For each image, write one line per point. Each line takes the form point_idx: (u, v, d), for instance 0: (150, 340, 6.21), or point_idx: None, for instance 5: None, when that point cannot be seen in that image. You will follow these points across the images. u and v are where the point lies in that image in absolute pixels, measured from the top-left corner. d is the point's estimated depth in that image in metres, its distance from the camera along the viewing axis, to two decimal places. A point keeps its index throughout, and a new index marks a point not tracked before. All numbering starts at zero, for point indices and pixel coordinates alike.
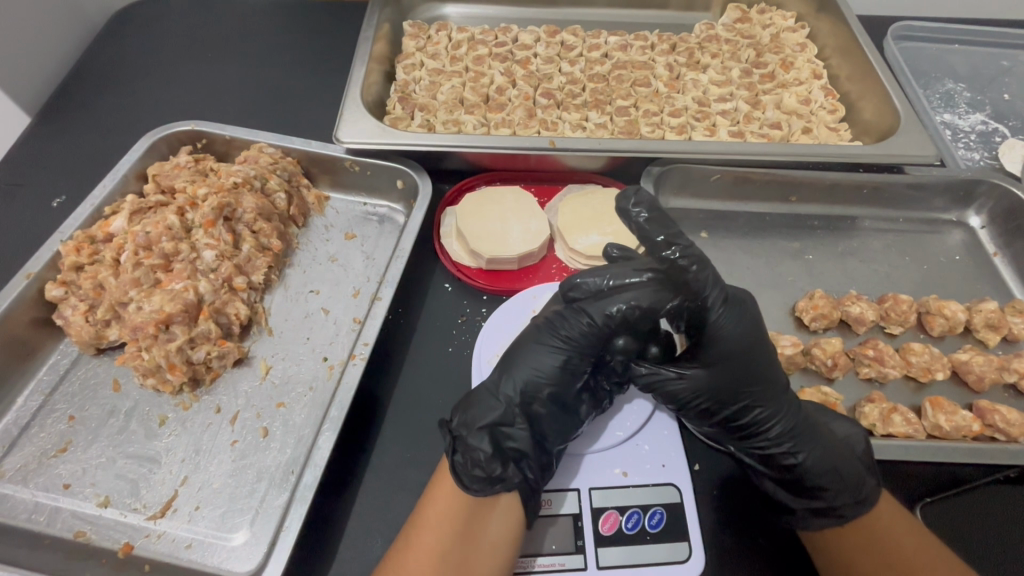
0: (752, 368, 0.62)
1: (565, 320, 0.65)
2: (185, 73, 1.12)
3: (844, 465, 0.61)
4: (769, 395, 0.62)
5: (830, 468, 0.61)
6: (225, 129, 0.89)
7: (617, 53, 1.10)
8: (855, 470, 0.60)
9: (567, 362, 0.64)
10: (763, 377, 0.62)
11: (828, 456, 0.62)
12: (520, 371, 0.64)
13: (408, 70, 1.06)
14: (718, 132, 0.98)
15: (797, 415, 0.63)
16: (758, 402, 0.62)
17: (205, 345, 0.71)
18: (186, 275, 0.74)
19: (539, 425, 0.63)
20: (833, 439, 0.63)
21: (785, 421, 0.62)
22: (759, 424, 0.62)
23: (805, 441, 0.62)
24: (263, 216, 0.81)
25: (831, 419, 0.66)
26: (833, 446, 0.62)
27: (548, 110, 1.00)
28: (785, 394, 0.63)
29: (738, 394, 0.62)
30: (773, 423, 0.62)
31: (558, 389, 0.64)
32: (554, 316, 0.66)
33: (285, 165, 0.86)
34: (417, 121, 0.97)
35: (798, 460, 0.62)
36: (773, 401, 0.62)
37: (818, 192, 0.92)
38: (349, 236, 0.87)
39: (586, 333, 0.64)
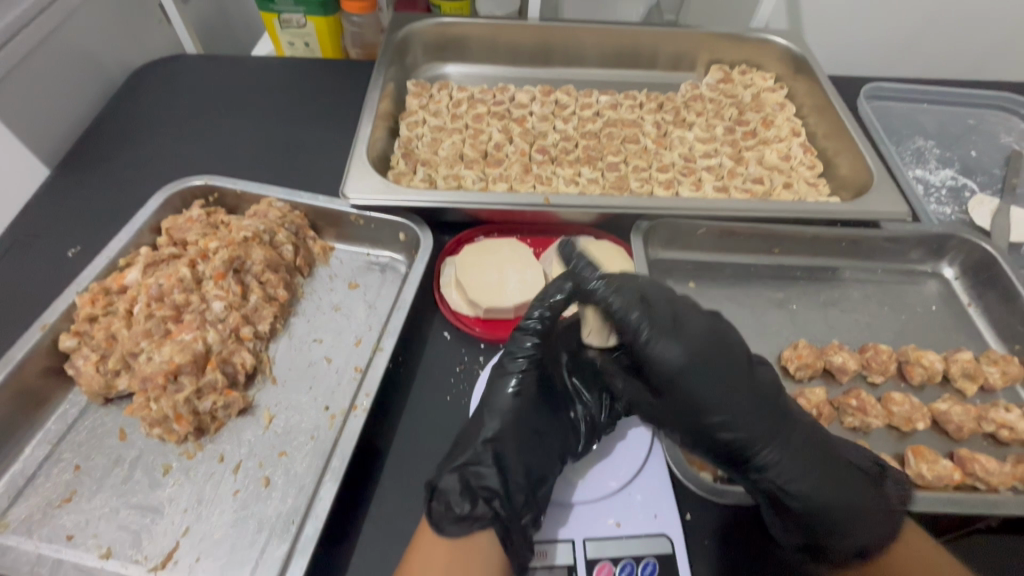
0: (737, 399, 0.65)
1: (511, 355, 0.73)
2: (199, 129, 1.18)
3: (837, 486, 0.66)
4: (763, 423, 0.65)
5: (825, 491, 0.65)
6: (236, 184, 0.93)
7: (608, 111, 1.17)
8: (843, 483, 0.66)
9: (520, 394, 0.72)
10: (758, 399, 0.66)
11: (826, 476, 0.66)
12: (484, 410, 0.71)
13: (411, 126, 1.11)
14: (704, 186, 1.04)
15: (788, 437, 0.66)
16: (739, 438, 0.65)
17: (211, 395, 0.73)
18: (196, 325, 0.76)
19: (509, 463, 0.67)
20: (824, 461, 0.67)
21: (783, 448, 0.65)
22: (755, 458, 0.65)
23: (801, 469, 0.65)
24: (272, 268, 0.85)
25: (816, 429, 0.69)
26: (819, 468, 0.66)
27: (543, 165, 1.06)
28: (778, 412, 0.67)
29: (733, 430, 0.65)
30: (775, 455, 0.65)
31: (518, 421, 0.70)
32: (504, 355, 0.75)
33: (292, 219, 0.91)
34: (419, 176, 1.02)
35: (798, 489, 0.65)
36: (768, 428, 0.65)
37: (800, 245, 0.97)
38: (353, 285, 0.91)
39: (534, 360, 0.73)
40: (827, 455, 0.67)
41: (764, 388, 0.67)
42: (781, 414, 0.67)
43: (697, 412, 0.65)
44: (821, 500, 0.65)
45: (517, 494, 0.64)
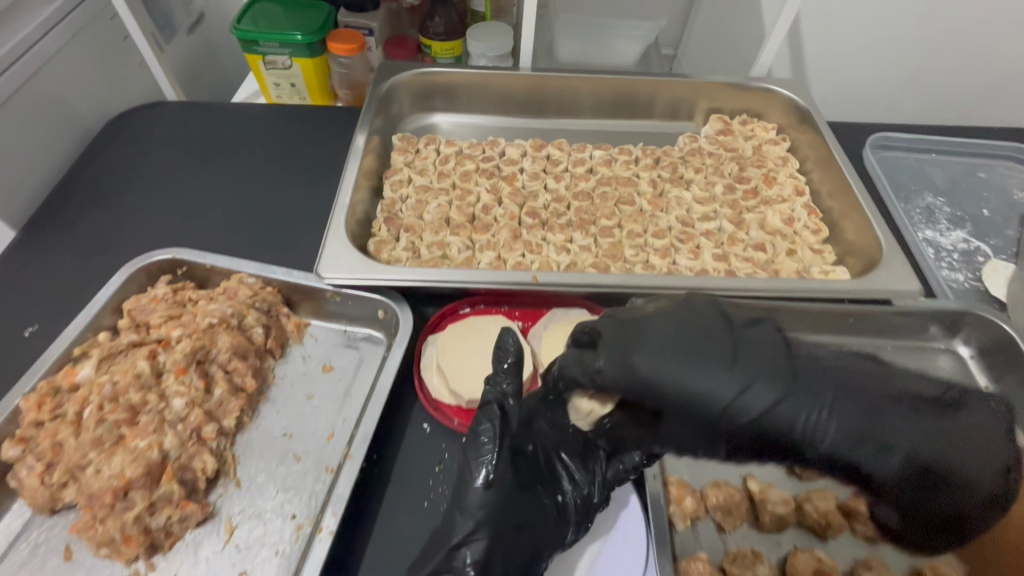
0: (715, 372, 0.59)
1: (478, 441, 0.68)
2: (175, 187, 1.14)
3: (879, 414, 0.59)
4: (762, 386, 0.58)
5: (883, 424, 0.59)
6: (206, 258, 0.88)
7: (602, 168, 1.12)
8: (891, 395, 0.61)
9: (493, 481, 0.65)
10: (739, 359, 0.59)
11: (865, 414, 0.59)
12: (460, 502, 0.65)
13: (395, 186, 1.06)
14: (703, 255, 0.98)
15: (796, 391, 0.59)
16: (756, 416, 0.59)
17: (166, 509, 0.67)
18: (152, 429, 0.70)
19: (487, 566, 0.61)
20: (852, 396, 0.60)
21: (802, 410, 0.58)
22: (780, 430, 0.59)
23: (835, 419, 0.59)
24: (239, 355, 0.79)
25: (821, 353, 0.63)
26: (860, 402, 0.60)
27: (533, 230, 1.00)
28: (773, 364, 0.60)
29: (739, 403, 0.58)
30: (796, 415, 0.58)
31: (497, 512, 0.64)
32: (472, 439, 0.69)
33: (264, 297, 0.85)
34: (402, 244, 0.96)
35: (847, 447, 0.59)
36: (774, 394, 0.58)
37: (807, 321, 0.91)
38: (327, 368, 0.85)
39: (502, 442, 0.68)
40: (848, 391, 0.60)
41: (739, 346, 0.60)
42: (776, 368, 0.59)
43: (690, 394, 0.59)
44: (886, 437, 0.59)
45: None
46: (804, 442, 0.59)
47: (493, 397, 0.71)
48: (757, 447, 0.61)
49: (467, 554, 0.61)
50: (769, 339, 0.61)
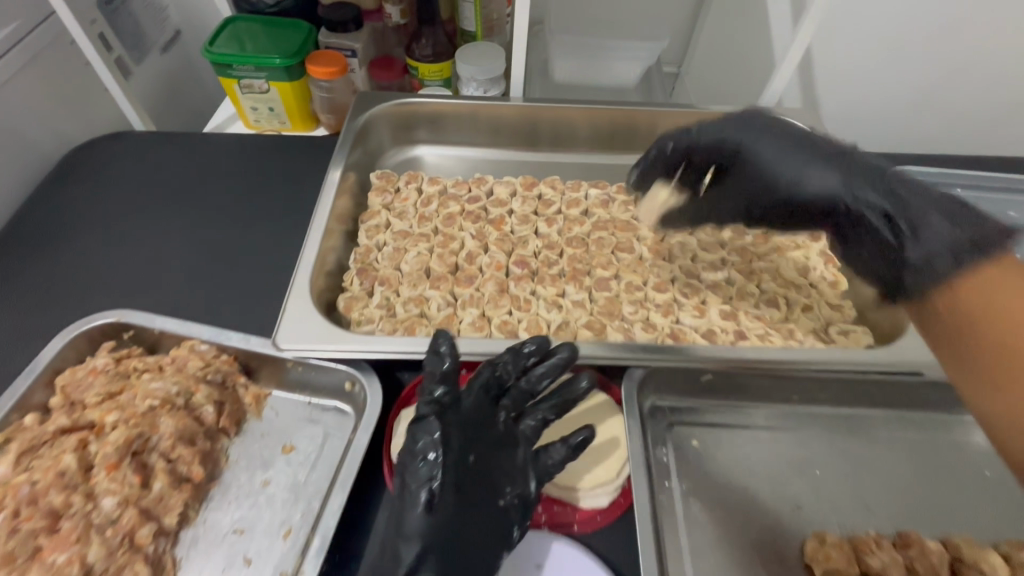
0: (773, 145, 0.74)
1: (414, 462, 0.63)
2: (136, 233, 1.06)
3: (964, 228, 0.58)
4: (813, 163, 0.71)
5: (888, 187, 0.65)
6: (154, 322, 0.79)
7: (598, 210, 1.03)
8: (919, 193, 0.63)
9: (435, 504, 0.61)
10: (805, 144, 0.73)
11: (947, 225, 0.59)
12: (403, 531, 0.61)
13: (371, 232, 0.97)
14: (709, 311, 0.89)
15: (849, 157, 0.69)
16: (767, 176, 0.74)
17: None
18: (74, 540, 0.60)
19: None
20: (933, 212, 0.61)
21: (847, 176, 0.68)
22: (838, 200, 0.69)
23: (905, 210, 0.63)
24: (185, 439, 0.70)
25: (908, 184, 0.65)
26: (870, 171, 0.67)
27: (521, 282, 0.91)
28: (812, 153, 0.71)
29: (791, 178, 0.72)
30: (804, 168, 0.71)
31: (442, 533, 0.61)
32: (407, 459, 0.64)
33: (218, 366, 0.76)
34: (376, 300, 0.87)
35: (927, 251, 0.59)
36: (822, 161, 0.70)
37: (824, 391, 0.82)
38: (287, 449, 0.76)
39: (447, 459, 0.62)
40: (929, 211, 0.61)
41: (818, 149, 0.71)
42: (835, 159, 0.70)
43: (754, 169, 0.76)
44: (871, 197, 0.65)
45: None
46: (812, 203, 0.71)
47: (431, 408, 0.64)
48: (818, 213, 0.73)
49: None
50: (866, 161, 0.68)
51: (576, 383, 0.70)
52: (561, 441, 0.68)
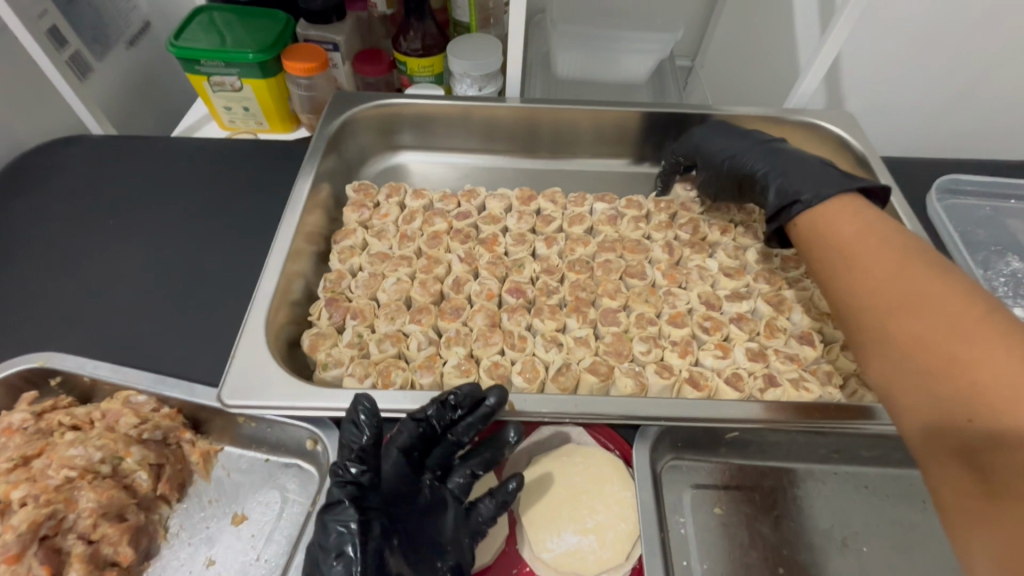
0: (720, 136, 0.85)
1: (327, 559, 0.52)
2: (85, 250, 0.94)
3: (827, 183, 0.67)
4: (745, 146, 0.81)
5: (786, 164, 0.74)
6: (85, 368, 0.67)
7: (604, 227, 0.90)
8: (811, 166, 0.71)
9: None
10: (744, 135, 0.83)
11: (811, 182, 0.68)
12: None
13: (344, 254, 0.84)
14: (733, 350, 0.77)
15: (771, 146, 0.80)
16: (704, 160, 0.86)
17: None
18: None
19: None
20: (808, 174, 0.70)
21: (758, 155, 0.79)
22: (747, 172, 0.79)
23: (781, 175, 0.73)
24: (111, 516, 0.59)
25: (816, 160, 0.73)
26: (784, 157, 0.76)
27: (516, 314, 0.79)
28: (752, 142, 0.82)
29: (721, 153, 0.83)
30: (733, 151, 0.82)
31: None
32: (319, 556, 0.53)
33: (156, 423, 0.64)
34: (346, 337, 0.75)
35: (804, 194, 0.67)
36: (749, 144, 0.81)
37: (869, 448, 0.70)
38: (238, 519, 0.65)
39: (368, 547, 0.52)
40: (808, 171, 0.71)
41: (753, 137, 0.82)
42: (761, 145, 0.81)
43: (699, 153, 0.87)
44: (770, 173, 0.75)
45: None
46: (739, 177, 0.81)
47: (345, 490, 0.54)
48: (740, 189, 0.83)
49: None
50: (797, 152, 0.76)
51: (504, 434, 0.63)
52: (489, 494, 0.62)
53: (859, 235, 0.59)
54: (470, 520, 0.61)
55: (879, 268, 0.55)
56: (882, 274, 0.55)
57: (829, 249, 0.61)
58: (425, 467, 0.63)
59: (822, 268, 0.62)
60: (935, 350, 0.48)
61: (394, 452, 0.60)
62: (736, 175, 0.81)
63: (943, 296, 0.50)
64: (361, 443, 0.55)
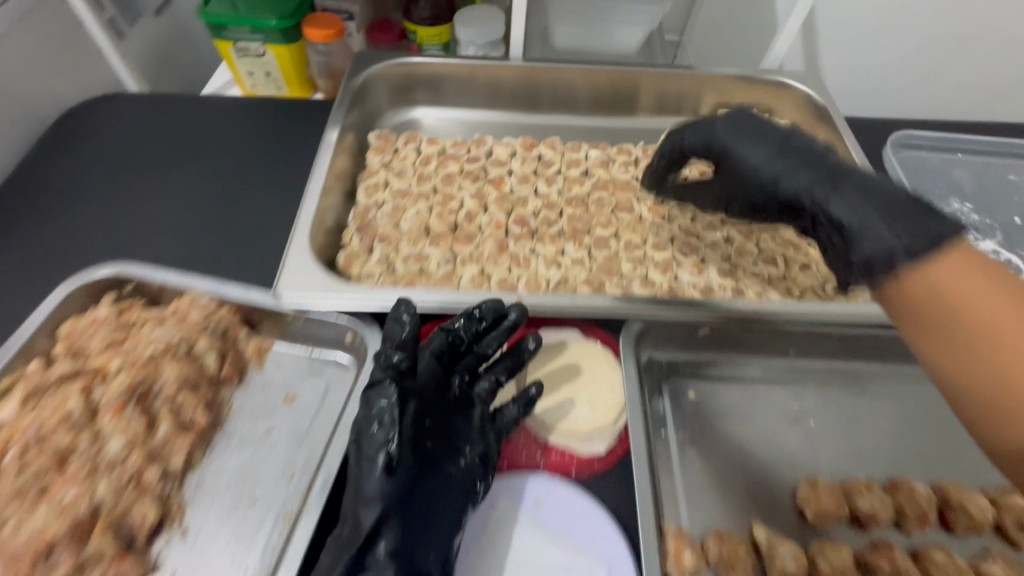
0: (752, 138, 0.74)
1: (369, 431, 0.63)
2: (133, 190, 1.05)
3: (915, 233, 0.57)
4: (790, 162, 0.70)
5: (858, 194, 0.63)
6: (155, 275, 0.79)
7: (598, 170, 1.02)
8: (889, 201, 0.61)
9: (393, 467, 0.62)
10: (783, 142, 0.72)
11: (897, 231, 0.58)
12: (363, 501, 0.61)
13: (370, 191, 0.96)
14: (708, 270, 0.89)
15: (824, 160, 0.68)
16: (743, 192, 0.76)
17: (98, 568, 0.59)
18: (83, 476, 0.62)
19: (409, 552, 0.60)
20: (903, 211, 0.59)
21: (814, 178, 0.67)
22: (813, 204, 0.67)
23: (876, 214, 0.60)
24: (188, 387, 0.71)
25: (886, 185, 0.63)
26: (854, 183, 0.64)
27: (520, 241, 0.91)
28: (798, 151, 0.71)
29: (761, 172, 0.72)
30: (790, 177, 0.70)
31: (400, 494, 0.62)
32: (363, 429, 0.64)
33: (218, 319, 0.77)
34: (375, 257, 0.87)
35: (876, 248, 0.59)
36: (796, 156, 0.70)
37: (818, 346, 0.83)
38: (290, 398, 0.77)
39: (403, 420, 0.64)
40: (899, 207, 0.59)
41: (793, 143, 0.72)
42: (811, 158, 0.69)
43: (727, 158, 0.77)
44: (839, 216, 0.63)
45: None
46: (788, 201, 0.71)
47: (387, 373, 0.66)
48: (786, 209, 0.73)
49: (384, 546, 0.59)
50: (865, 174, 0.65)
51: (525, 345, 0.72)
52: (514, 401, 0.70)
53: (976, 292, 0.52)
54: (494, 420, 0.70)
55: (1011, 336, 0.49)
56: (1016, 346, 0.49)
57: (929, 312, 0.54)
58: (456, 371, 0.72)
59: (925, 333, 0.55)
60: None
61: (428, 355, 0.70)
62: (792, 204, 0.70)
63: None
64: (400, 337, 0.68)
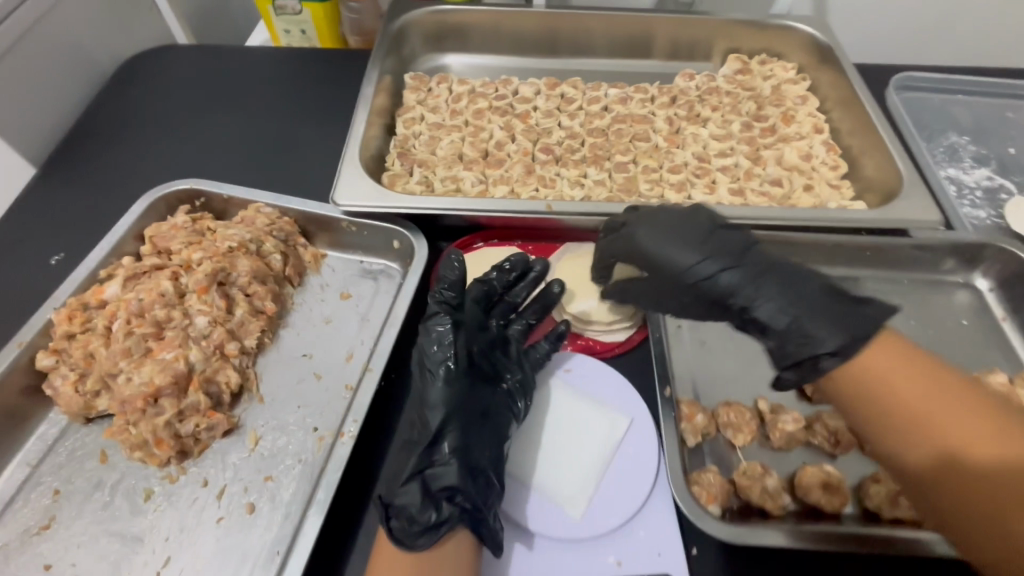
0: (684, 245, 0.67)
1: (430, 353, 0.70)
2: (189, 128, 1.14)
3: (845, 330, 0.57)
4: (725, 258, 0.65)
5: (791, 302, 0.60)
6: (223, 188, 0.89)
7: (617, 106, 1.10)
8: (827, 306, 0.59)
9: (451, 379, 0.68)
10: (708, 238, 0.67)
11: (831, 332, 0.57)
12: (426, 411, 0.66)
13: (408, 123, 1.06)
14: (718, 190, 0.97)
15: (757, 261, 0.64)
16: (675, 298, 0.69)
17: (194, 418, 0.70)
18: (178, 343, 0.73)
19: (468, 452, 0.63)
20: (818, 302, 0.60)
21: (746, 286, 0.63)
22: (738, 301, 0.63)
23: (799, 314, 0.60)
24: (259, 279, 0.81)
25: (812, 278, 0.62)
26: (789, 283, 0.62)
27: (547, 166, 1.00)
28: (733, 247, 0.66)
29: (692, 271, 0.66)
30: (732, 287, 0.64)
31: (461, 403, 0.67)
32: (422, 354, 0.71)
33: (281, 226, 0.86)
34: (416, 178, 0.97)
35: (810, 353, 0.58)
36: (731, 271, 0.64)
37: (820, 253, 0.91)
38: (345, 296, 0.87)
39: (457, 342, 0.70)
40: (835, 311, 0.58)
41: (730, 241, 0.66)
42: (743, 258, 0.64)
43: (654, 265, 0.69)
44: (776, 315, 0.61)
45: (480, 478, 0.61)
46: (720, 303, 0.65)
47: (440, 306, 0.73)
48: (715, 312, 0.67)
49: (446, 445, 0.63)
50: (799, 266, 0.63)
51: (549, 290, 0.80)
52: (545, 337, 0.77)
53: (916, 383, 0.53)
54: (531, 355, 0.75)
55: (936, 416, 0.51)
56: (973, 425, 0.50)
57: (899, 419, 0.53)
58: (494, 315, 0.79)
59: (892, 445, 0.54)
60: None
61: (472, 295, 0.77)
62: (718, 301, 0.65)
63: (1017, 461, 0.49)
64: (453, 280, 0.74)
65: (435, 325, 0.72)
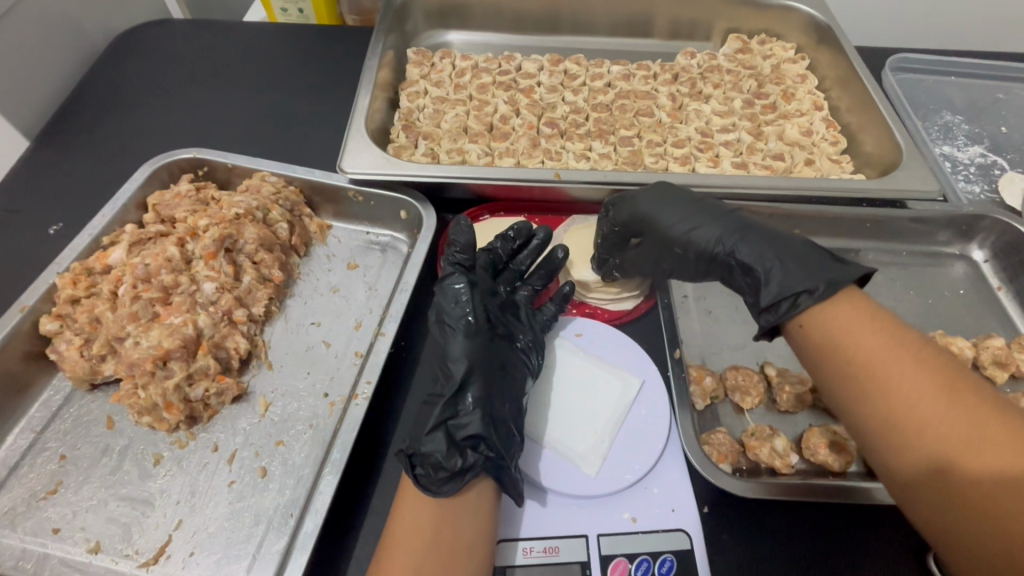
0: (678, 209, 0.73)
1: (449, 308, 0.71)
2: (186, 101, 1.12)
3: (818, 271, 0.62)
4: (713, 218, 0.71)
5: (768, 249, 0.66)
6: (227, 156, 0.88)
7: (620, 83, 1.11)
8: (801, 252, 0.65)
9: (471, 332, 0.68)
10: (700, 206, 0.73)
11: (805, 272, 0.63)
12: (446, 362, 0.66)
13: (412, 97, 1.05)
14: (722, 163, 0.98)
15: (740, 221, 0.71)
16: (664, 254, 0.74)
17: (203, 381, 0.70)
18: (185, 308, 0.73)
19: (490, 403, 0.62)
20: (796, 253, 0.65)
21: (729, 239, 0.69)
22: (724, 253, 0.69)
23: (776, 260, 0.65)
24: (265, 247, 0.80)
25: (789, 235, 0.69)
26: (767, 237, 0.68)
27: (552, 139, 1.00)
28: (719, 211, 0.72)
29: (680, 230, 0.72)
30: (716, 239, 0.70)
31: (481, 355, 0.67)
32: (439, 310, 0.72)
33: (287, 195, 0.85)
34: (421, 150, 0.96)
35: (787, 290, 0.63)
36: (716, 227, 0.70)
37: (821, 226, 0.92)
38: (352, 265, 0.86)
39: (472, 299, 0.71)
40: (806, 256, 0.65)
41: (717, 207, 0.73)
42: (728, 220, 0.71)
43: (649, 232, 0.74)
44: (755, 261, 0.66)
45: (502, 428, 0.62)
46: (706, 256, 0.71)
47: (454, 266, 0.75)
48: (702, 269, 0.72)
49: (470, 396, 0.63)
50: (777, 228, 0.70)
51: (554, 255, 0.80)
52: (550, 302, 0.79)
53: (854, 328, 0.58)
54: (539, 317, 0.77)
55: (903, 389, 0.53)
56: (898, 365, 0.54)
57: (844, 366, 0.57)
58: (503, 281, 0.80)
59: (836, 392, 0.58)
60: (992, 499, 0.46)
61: (483, 257, 0.78)
62: (706, 256, 0.70)
63: (929, 392, 0.52)
64: (463, 243, 0.77)
65: (450, 282, 0.73)
